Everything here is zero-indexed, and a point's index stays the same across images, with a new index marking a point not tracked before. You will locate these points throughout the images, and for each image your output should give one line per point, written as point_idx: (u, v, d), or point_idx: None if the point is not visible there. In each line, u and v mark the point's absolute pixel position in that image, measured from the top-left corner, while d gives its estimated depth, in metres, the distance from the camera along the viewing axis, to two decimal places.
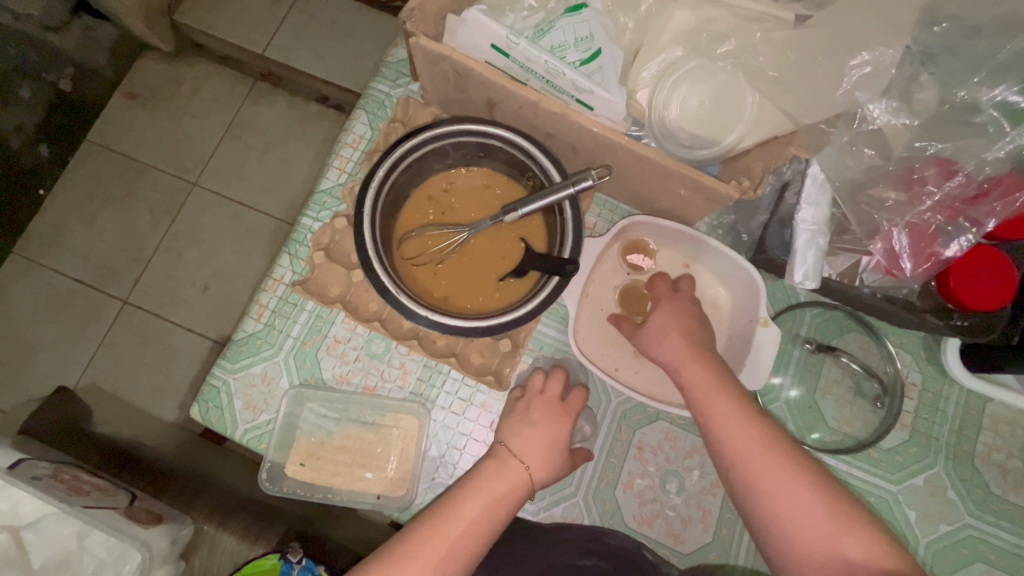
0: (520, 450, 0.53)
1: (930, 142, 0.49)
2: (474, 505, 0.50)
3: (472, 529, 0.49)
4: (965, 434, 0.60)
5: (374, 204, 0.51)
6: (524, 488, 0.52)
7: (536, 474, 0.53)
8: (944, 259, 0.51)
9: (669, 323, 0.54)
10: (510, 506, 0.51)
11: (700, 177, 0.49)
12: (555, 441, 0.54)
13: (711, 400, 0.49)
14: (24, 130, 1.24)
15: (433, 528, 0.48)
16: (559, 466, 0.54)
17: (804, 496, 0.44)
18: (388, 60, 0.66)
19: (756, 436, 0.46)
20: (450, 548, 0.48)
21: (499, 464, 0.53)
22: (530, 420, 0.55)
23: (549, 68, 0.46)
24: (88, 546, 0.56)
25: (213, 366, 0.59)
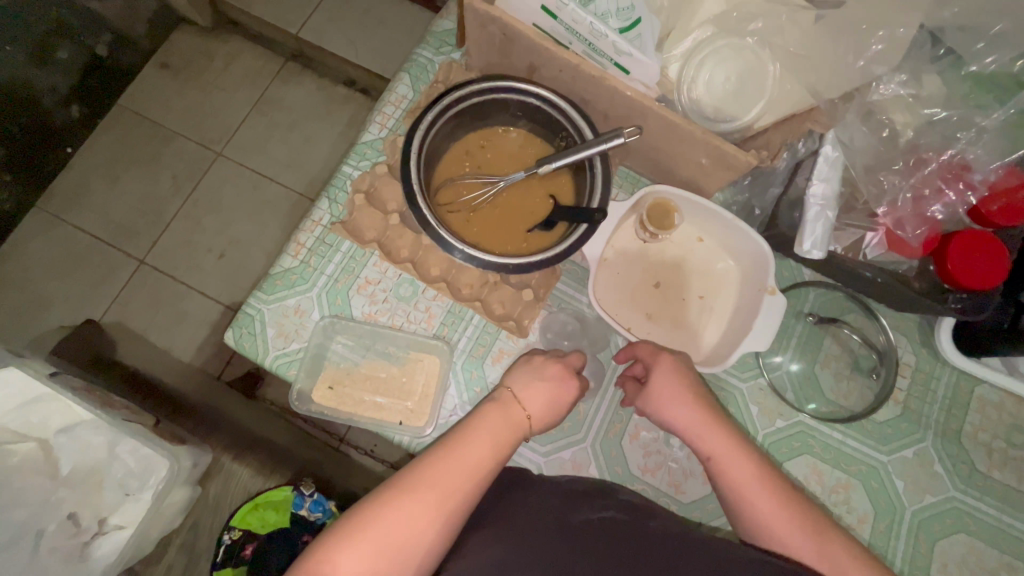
0: (526, 399, 0.54)
1: (939, 108, 0.53)
2: (481, 440, 0.49)
3: (477, 463, 0.48)
4: (954, 413, 0.64)
5: (420, 145, 0.55)
6: (524, 431, 0.53)
7: (538, 424, 0.54)
8: (937, 222, 0.56)
9: (671, 386, 0.55)
10: (509, 446, 0.51)
11: (723, 145, 0.53)
12: (562, 398, 0.55)
13: (732, 465, 0.50)
14: (58, 91, 1.29)
15: (439, 460, 0.47)
16: (557, 420, 0.56)
17: (829, 550, 0.46)
18: (433, 30, 0.70)
19: (780, 501, 0.48)
20: (457, 482, 0.46)
21: (501, 407, 0.52)
22: (538, 377, 0.55)
23: (593, 30, 0.51)
24: (117, 455, 0.61)
25: (249, 296, 0.62)
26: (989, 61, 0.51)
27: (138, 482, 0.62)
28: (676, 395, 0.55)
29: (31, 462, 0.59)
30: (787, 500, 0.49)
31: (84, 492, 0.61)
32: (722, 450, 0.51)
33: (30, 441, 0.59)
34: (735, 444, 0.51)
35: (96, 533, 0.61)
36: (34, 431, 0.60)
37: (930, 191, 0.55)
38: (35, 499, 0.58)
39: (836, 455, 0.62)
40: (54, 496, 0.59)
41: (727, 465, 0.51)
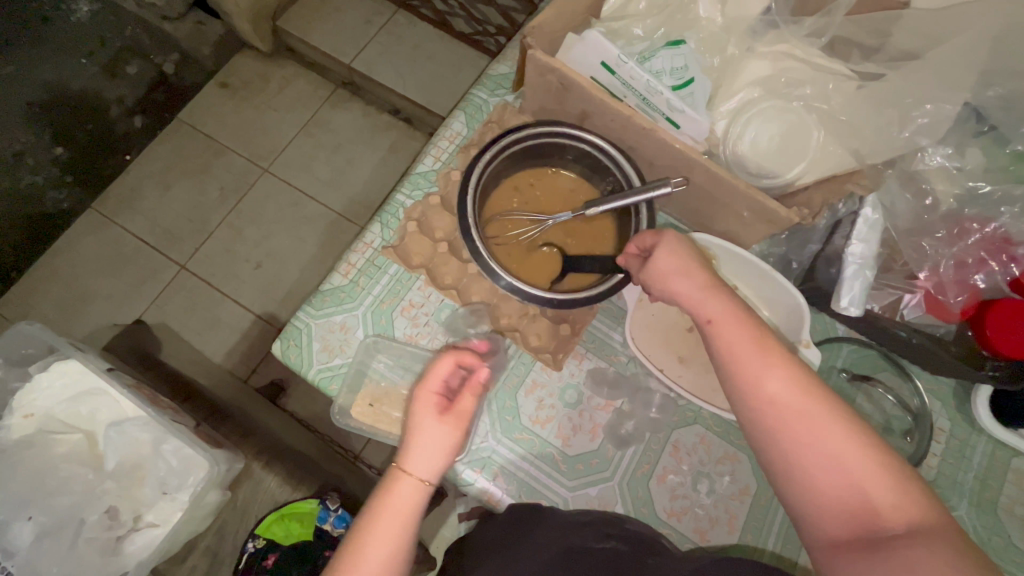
0: (408, 453, 0.45)
1: (982, 182, 0.55)
2: (391, 516, 0.43)
3: (395, 530, 0.42)
4: (989, 482, 0.63)
5: (476, 181, 0.59)
6: (420, 485, 0.44)
7: (427, 469, 0.45)
8: (977, 290, 0.57)
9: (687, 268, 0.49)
10: (416, 508, 0.44)
11: (766, 202, 0.55)
12: (439, 433, 0.46)
13: (751, 360, 0.44)
14: (123, 102, 1.39)
15: (356, 554, 0.41)
16: (444, 443, 0.46)
17: (860, 453, 0.40)
18: (489, 73, 0.75)
19: (807, 403, 0.42)
20: (375, 567, 0.40)
21: (390, 486, 0.44)
22: (415, 425, 0.46)
23: (649, 87, 0.55)
24: (163, 451, 0.63)
25: (299, 310, 0.64)
26: None
27: (177, 481, 0.63)
28: (696, 278, 0.49)
29: (77, 453, 0.63)
30: (814, 395, 0.42)
31: (126, 486, 0.63)
32: (741, 346, 0.45)
33: (77, 432, 0.64)
34: (755, 339, 0.45)
35: (128, 529, 0.63)
36: (82, 423, 0.65)
37: (973, 260, 0.56)
38: (78, 489, 0.62)
39: None
40: (98, 488, 0.62)
41: (744, 364, 0.44)
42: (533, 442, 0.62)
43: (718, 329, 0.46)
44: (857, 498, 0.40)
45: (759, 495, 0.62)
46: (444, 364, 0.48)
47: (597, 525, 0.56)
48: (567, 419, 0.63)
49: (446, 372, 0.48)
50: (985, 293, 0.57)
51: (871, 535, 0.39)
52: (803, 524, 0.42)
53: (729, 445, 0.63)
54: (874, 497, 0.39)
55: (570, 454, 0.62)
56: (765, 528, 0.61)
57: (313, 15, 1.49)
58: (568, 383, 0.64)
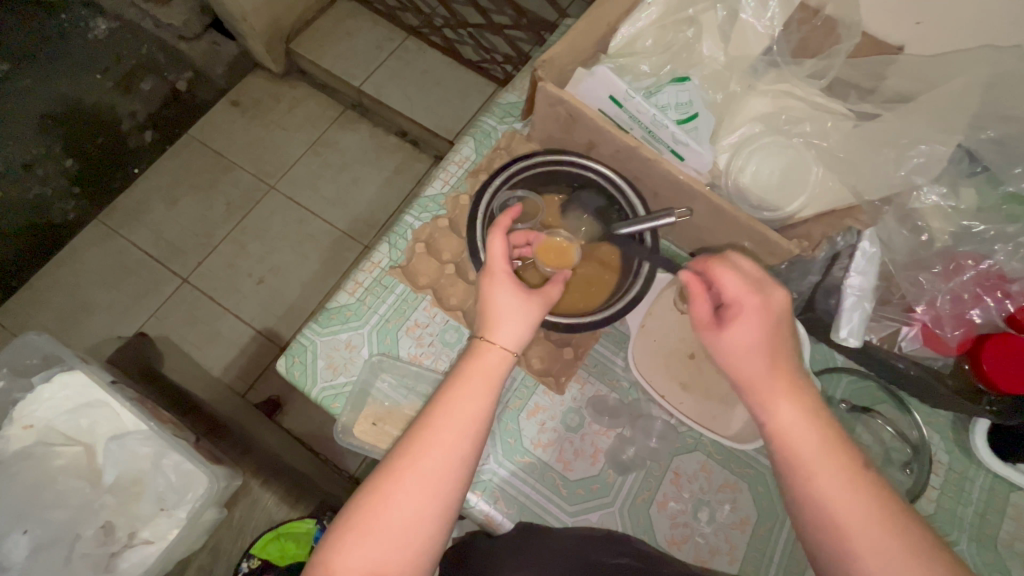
0: (494, 334, 0.49)
1: (976, 221, 0.57)
2: (467, 399, 0.46)
3: (466, 426, 0.45)
4: (988, 517, 0.63)
5: (486, 206, 0.60)
6: (506, 356, 0.49)
7: (512, 338, 0.49)
8: (975, 325, 0.57)
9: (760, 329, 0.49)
10: (497, 384, 0.48)
11: (766, 233, 0.57)
12: (521, 307, 0.51)
13: (792, 428, 0.45)
14: (135, 118, 1.45)
15: (429, 431, 0.44)
16: (530, 312, 0.51)
17: (886, 549, 0.39)
18: (499, 101, 0.78)
19: (846, 483, 0.42)
20: (441, 456, 0.44)
21: (480, 354, 0.49)
22: (501, 302, 0.51)
23: (654, 121, 0.57)
24: (161, 466, 0.63)
25: (305, 327, 0.65)
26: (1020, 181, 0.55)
27: (175, 497, 0.63)
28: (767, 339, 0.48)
29: (75, 465, 0.63)
30: (858, 479, 0.42)
31: (124, 501, 0.63)
32: (787, 410, 0.45)
33: (76, 444, 0.63)
34: (801, 407, 0.46)
35: (122, 546, 0.62)
36: (81, 435, 0.64)
37: (969, 296, 0.57)
38: (75, 503, 0.61)
39: None
40: (96, 502, 0.62)
41: (785, 423, 0.45)
42: (535, 465, 0.62)
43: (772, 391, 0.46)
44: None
45: (759, 525, 0.61)
46: (498, 242, 0.53)
47: (605, 540, 0.58)
48: (568, 443, 0.63)
49: (506, 248, 0.53)
50: (981, 328, 0.58)
51: None
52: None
53: (730, 473, 0.63)
54: None
55: (570, 478, 0.62)
56: (765, 559, 0.60)
57: (326, 39, 1.53)
58: (570, 407, 0.65)
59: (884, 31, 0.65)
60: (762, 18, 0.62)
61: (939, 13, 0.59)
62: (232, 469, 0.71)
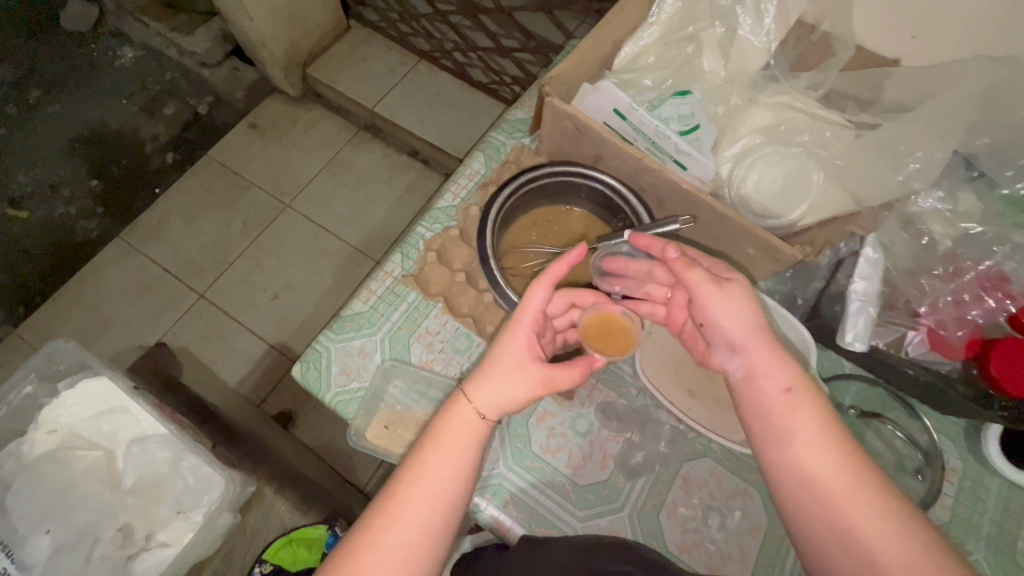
0: (477, 395, 0.48)
1: (975, 224, 0.58)
2: (442, 461, 0.46)
3: (446, 489, 0.45)
4: (1007, 526, 0.62)
5: (495, 216, 0.63)
6: (480, 416, 0.48)
7: (489, 401, 0.48)
8: (976, 326, 0.58)
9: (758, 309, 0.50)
10: (476, 449, 0.47)
11: (770, 240, 0.58)
12: (511, 373, 0.49)
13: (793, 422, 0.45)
14: (158, 140, 1.55)
15: (397, 495, 0.44)
16: (521, 379, 0.49)
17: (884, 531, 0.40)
18: (508, 118, 0.81)
19: (864, 487, 0.42)
20: (409, 520, 0.43)
21: (462, 420, 0.48)
22: (494, 360, 0.50)
23: (658, 132, 0.59)
24: (180, 469, 0.64)
25: (320, 334, 0.67)
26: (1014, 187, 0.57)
27: (192, 500, 0.64)
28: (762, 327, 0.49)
29: (96, 469, 0.65)
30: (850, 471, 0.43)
31: (144, 503, 0.64)
32: (792, 422, 0.45)
33: (97, 449, 0.65)
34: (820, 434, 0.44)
35: (140, 548, 0.63)
36: (103, 440, 0.66)
37: (970, 299, 0.58)
38: (96, 505, 0.63)
39: None
40: (116, 504, 0.63)
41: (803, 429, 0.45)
42: (544, 470, 0.62)
43: (777, 395, 0.46)
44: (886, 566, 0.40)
45: (772, 532, 0.61)
46: (538, 293, 0.51)
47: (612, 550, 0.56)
48: (577, 448, 0.64)
49: (543, 302, 0.51)
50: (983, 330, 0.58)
51: None
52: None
53: (740, 480, 0.63)
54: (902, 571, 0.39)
55: (579, 483, 0.62)
56: (777, 566, 0.60)
57: (341, 64, 1.60)
58: (579, 413, 0.65)
59: (880, 46, 0.67)
60: (759, 34, 0.63)
61: (934, 29, 0.61)
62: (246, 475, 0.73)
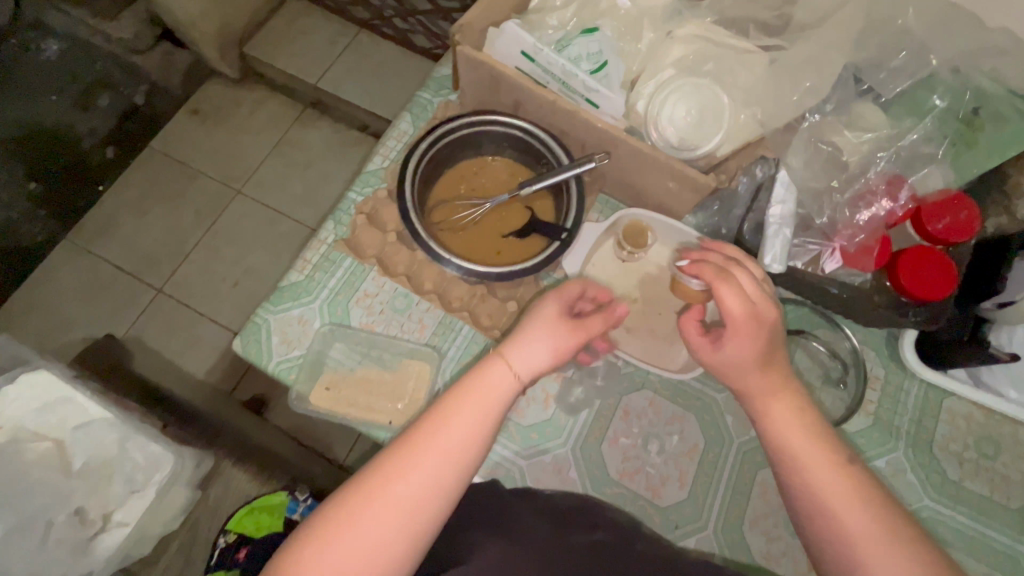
0: (513, 357, 0.47)
1: (867, 132, 0.61)
2: (472, 415, 0.44)
3: (468, 450, 0.43)
4: (923, 423, 0.66)
5: (415, 169, 0.62)
6: (511, 381, 0.46)
7: (525, 368, 0.47)
8: (868, 228, 0.62)
9: (752, 327, 0.47)
10: (499, 418, 0.45)
11: (685, 170, 0.59)
12: (549, 336, 0.49)
13: (784, 423, 0.44)
14: (94, 132, 1.42)
15: (422, 445, 0.42)
16: (550, 343, 0.49)
17: (873, 536, 0.39)
18: (433, 76, 0.79)
19: (851, 489, 0.41)
20: (424, 473, 0.41)
21: (495, 376, 0.46)
22: (534, 320, 0.50)
23: (565, 70, 0.59)
24: (127, 450, 0.66)
25: (258, 307, 0.67)
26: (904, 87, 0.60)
27: (143, 476, 0.66)
28: (749, 356, 0.47)
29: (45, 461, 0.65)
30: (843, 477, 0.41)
31: (96, 483, 0.65)
32: (797, 434, 0.43)
33: (47, 439, 0.64)
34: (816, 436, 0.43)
35: (99, 529, 0.65)
36: (53, 430, 0.65)
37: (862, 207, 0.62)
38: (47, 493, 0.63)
39: None
40: (65, 489, 0.64)
41: (795, 442, 0.43)
42: None
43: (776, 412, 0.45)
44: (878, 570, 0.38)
45: (708, 451, 0.64)
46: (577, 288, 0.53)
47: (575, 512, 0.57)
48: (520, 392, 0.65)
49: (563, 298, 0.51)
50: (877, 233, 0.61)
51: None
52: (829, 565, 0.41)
53: (676, 407, 0.66)
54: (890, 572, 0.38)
55: (524, 424, 0.64)
56: (714, 482, 0.63)
57: (280, 41, 1.54)
58: None
59: None
60: None
61: None
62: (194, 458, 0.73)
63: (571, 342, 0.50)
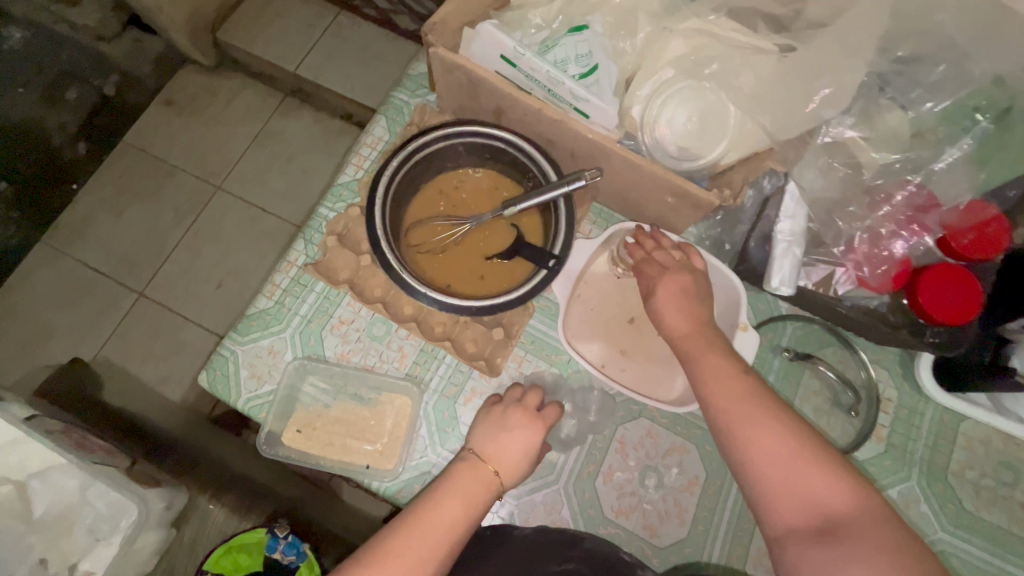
0: (494, 454, 0.54)
1: (896, 153, 0.55)
2: (450, 507, 0.49)
3: (458, 530, 0.48)
4: (939, 449, 0.62)
5: (386, 189, 0.56)
6: (493, 477, 0.53)
7: (505, 465, 0.54)
8: (897, 257, 0.57)
9: (674, 290, 0.54)
10: (482, 504, 0.51)
11: (685, 185, 0.54)
12: (526, 441, 0.55)
13: (704, 365, 0.49)
14: (66, 129, 1.29)
15: (419, 523, 0.48)
16: (525, 441, 0.55)
17: (778, 443, 0.43)
18: (410, 73, 0.72)
19: (759, 412, 0.45)
20: (421, 549, 0.46)
21: (468, 471, 0.52)
22: (511, 418, 0.56)
23: (550, 77, 0.52)
24: (90, 497, 0.63)
25: (224, 338, 0.62)
26: (935, 86, 0.53)
27: (107, 529, 0.64)
28: (702, 377, 0.49)
29: None
30: (752, 401, 0.46)
31: (57, 532, 0.62)
32: (716, 369, 0.48)
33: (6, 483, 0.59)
34: (732, 374, 0.48)
35: None
36: (12, 473, 0.60)
37: (887, 232, 0.56)
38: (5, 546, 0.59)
39: None
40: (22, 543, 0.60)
41: (714, 379, 0.48)
42: None
43: (697, 354, 0.50)
44: (783, 485, 0.42)
45: (709, 484, 0.60)
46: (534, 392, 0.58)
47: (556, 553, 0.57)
48: None
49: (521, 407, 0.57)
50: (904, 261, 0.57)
51: (781, 498, 0.42)
52: (750, 491, 0.44)
53: (677, 436, 0.62)
54: (793, 480, 0.42)
55: None
56: (715, 517, 0.59)
57: (255, 23, 1.41)
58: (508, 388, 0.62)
59: None
60: None
61: None
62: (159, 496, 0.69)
63: (537, 444, 0.55)
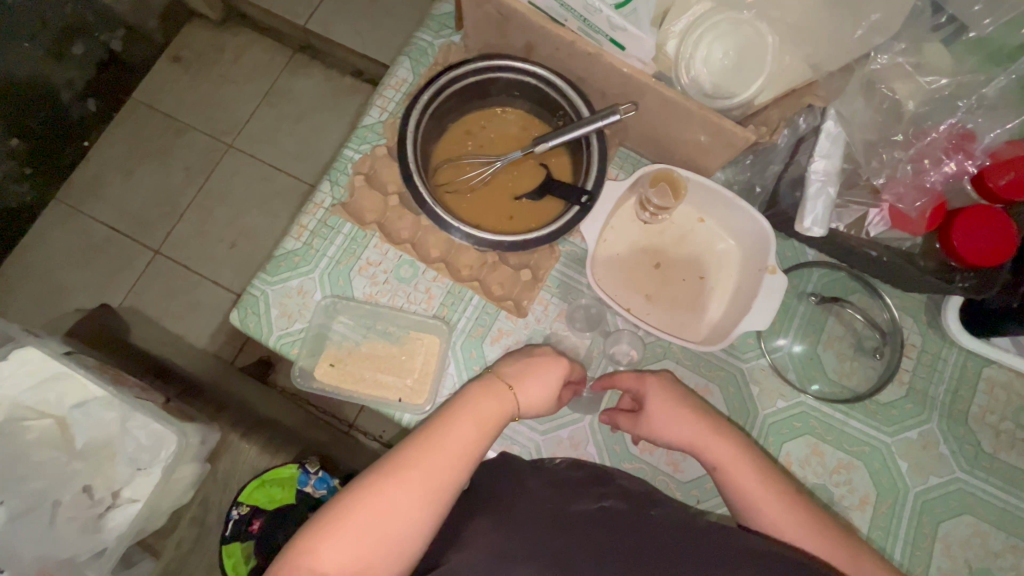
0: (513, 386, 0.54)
1: (941, 77, 0.53)
2: (461, 433, 0.49)
3: (468, 453, 0.48)
4: (960, 394, 0.62)
5: (418, 122, 0.56)
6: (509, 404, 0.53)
7: (525, 398, 0.54)
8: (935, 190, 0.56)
9: (665, 393, 0.56)
10: (494, 430, 0.51)
11: (720, 121, 0.53)
12: (552, 376, 0.55)
13: (708, 451, 0.53)
14: (74, 86, 1.27)
15: (430, 443, 0.48)
16: (548, 379, 0.55)
17: (785, 514, 0.49)
18: (433, 13, 0.70)
19: (761, 484, 0.50)
20: (431, 467, 0.46)
21: (488, 394, 0.53)
22: (534, 359, 0.56)
23: (587, 7, 0.50)
24: (129, 428, 0.66)
25: (254, 278, 0.63)
26: None
27: (147, 457, 0.66)
28: (706, 455, 0.53)
29: (47, 438, 0.65)
30: (756, 473, 0.51)
31: (97, 464, 0.66)
32: (718, 451, 0.53)
33: (47, 419, 0.65)
34: (735, 454, 0.52)
35: (107, 505, 0.65)
36: (49, 409, 0.65)
37: (926, 168, 0.56)
38: (51, 473, 0.65)
39: (838, 435, 0.62)
40: (68, 470, 0.65)
41: (718, 459, 0.52)
42: None
43: (698, 437, 0.54)
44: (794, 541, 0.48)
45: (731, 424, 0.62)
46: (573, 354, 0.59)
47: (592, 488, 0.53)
48: None
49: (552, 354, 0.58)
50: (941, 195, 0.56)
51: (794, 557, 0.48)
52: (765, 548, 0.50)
53: (701, 377, 0.63)
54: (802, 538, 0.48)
55: None
56: None
57: None
58: (535, 329, 0.63)
59: None
60: None
61: None
62: (192, 432, 0.71)
63: (559, 380, 0.56)
